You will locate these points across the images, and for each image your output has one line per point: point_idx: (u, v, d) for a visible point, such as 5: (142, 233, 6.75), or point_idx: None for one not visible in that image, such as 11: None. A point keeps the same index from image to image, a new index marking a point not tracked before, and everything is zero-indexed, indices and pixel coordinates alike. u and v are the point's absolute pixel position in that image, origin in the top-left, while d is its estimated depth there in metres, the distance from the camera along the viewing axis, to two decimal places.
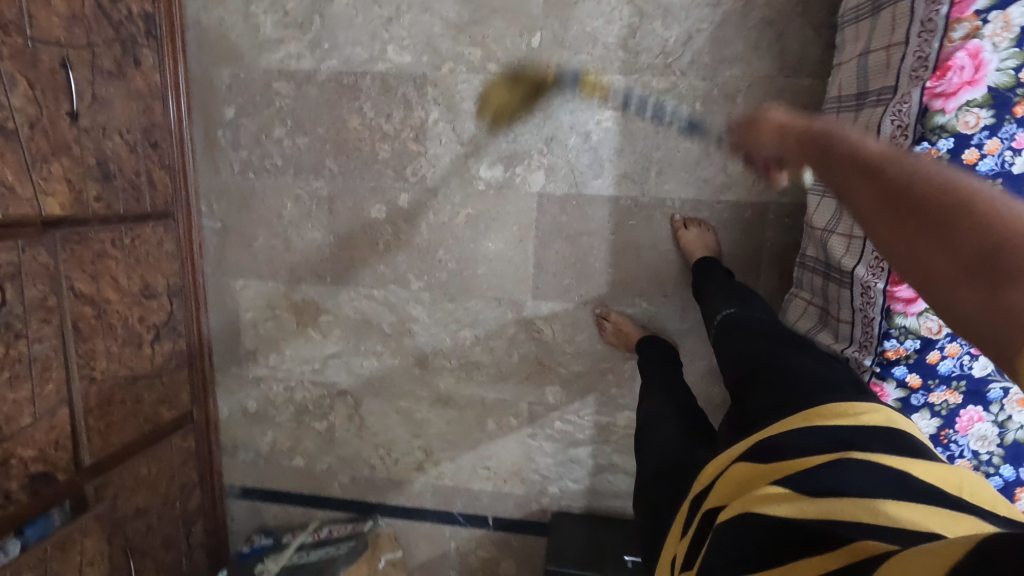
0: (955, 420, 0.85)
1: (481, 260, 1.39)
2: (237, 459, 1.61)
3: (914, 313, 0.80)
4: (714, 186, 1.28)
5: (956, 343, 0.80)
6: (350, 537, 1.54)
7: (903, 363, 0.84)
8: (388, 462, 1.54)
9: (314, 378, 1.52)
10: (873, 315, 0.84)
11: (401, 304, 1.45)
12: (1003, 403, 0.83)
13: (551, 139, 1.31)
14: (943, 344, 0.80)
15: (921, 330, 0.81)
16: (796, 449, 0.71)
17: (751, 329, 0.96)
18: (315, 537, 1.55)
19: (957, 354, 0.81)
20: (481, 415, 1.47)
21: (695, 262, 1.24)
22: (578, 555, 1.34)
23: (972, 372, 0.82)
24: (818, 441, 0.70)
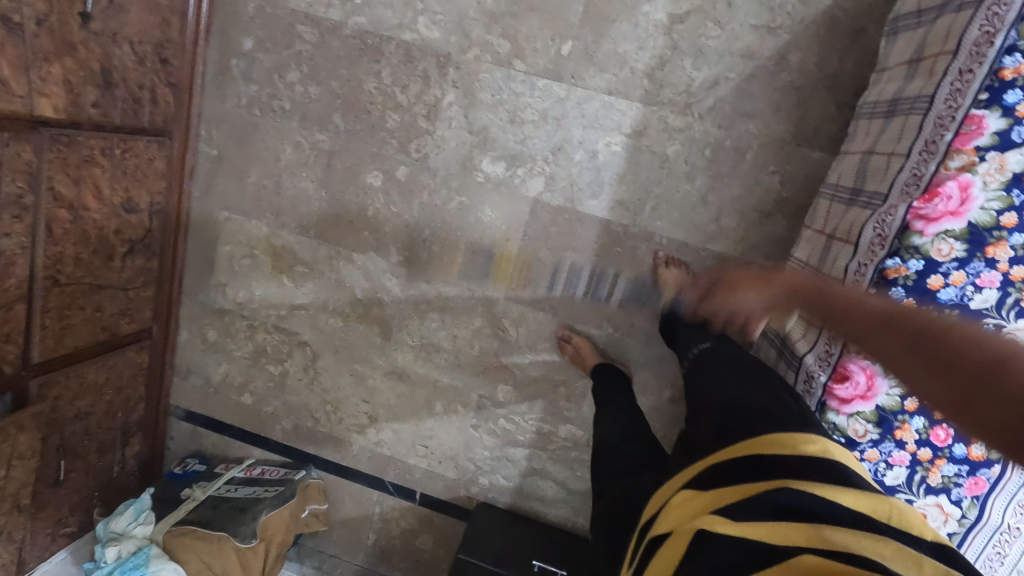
0: None
1: (465, 250, 1.41)
2: (188, 383, 1.63)
3: (845, 413, 0.87)
4: (704, 233, 1.29)
5: (875, 450, 0.86)
6: (280, 483, 1.46)
7: None
8: (332, 419, 1.58)
9: (278, 323, 1.54)
10: (810, 403, 0.90)
11: (377, 273, 1.46)
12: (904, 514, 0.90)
13: (559, 149, 1.31)
14: (864, 447, 0.87)
15: (847, 430, 0.87)
16: (739, 478, 0.76)
17: (709, 363, 1.00)
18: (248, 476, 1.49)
19: (875, 460, 0.87)
20: (431, 396, 1.51)
21: (665, 301, 1.25)
22: (490, 548, 1.39)
23: (884, 480, 0.88)
24: (759, 469, 0.76)
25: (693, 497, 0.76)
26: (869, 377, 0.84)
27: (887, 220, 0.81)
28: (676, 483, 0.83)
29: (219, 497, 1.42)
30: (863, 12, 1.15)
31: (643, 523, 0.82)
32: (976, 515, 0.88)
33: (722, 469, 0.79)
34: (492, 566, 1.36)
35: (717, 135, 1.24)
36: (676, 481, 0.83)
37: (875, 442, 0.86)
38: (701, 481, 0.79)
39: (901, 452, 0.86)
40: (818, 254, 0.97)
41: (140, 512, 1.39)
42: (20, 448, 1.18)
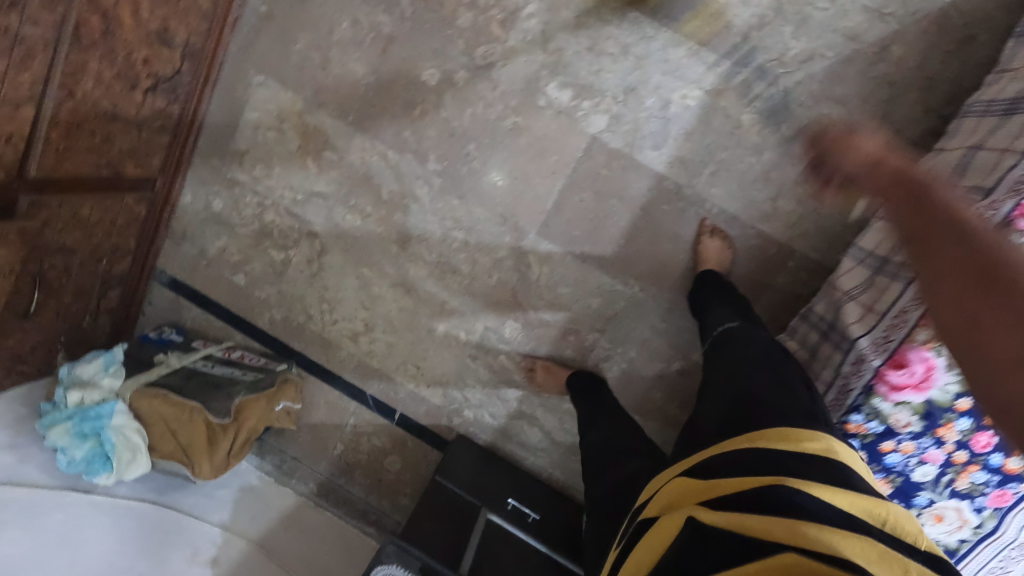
0: None
1: (508, 174, 1.34)
2: (180, 249, 1.53)
3: (892, 400, 0.85)
4: (757, 210, 1.26)
5: (912, 443, 0.86)
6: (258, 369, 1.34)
7: (858, 440, 0.91)
8: (326, 320, 1.51)
9: (292, 207, 1.45)
10: (853, 387, 0.89)
11: (410, 177, 1.38)
12: (921, 510, 0.92)
13: (631, 90, 1.25)
14: (902, 438, 0.87)
15: (889, 418, 0.87)
16: (733, 471, 0.78)
17: (714, 345, 1.05)
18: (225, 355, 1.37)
19: (908, 453, 0.87)
20: (434, 317, 1.45)
21: (702, 272, 1.24)
22: (463, 477, 1.34)
23: (910, 475, 0.89)
24: (754, 465, 0.77)
25: (685, 487, 0.80)
26: (927, 367, 0.82)
27: (987, 216, 0.84)
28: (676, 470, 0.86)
29: (195, 370, 1.32)
30: (977, 20, 1.11)
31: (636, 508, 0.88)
32: (991, 526, 0.90)
33: (719, 460, 0.81)
34: (463, 493, 1.30)
35: (796, 113, 1.20)
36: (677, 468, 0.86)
37: (915, 435, 0.86)
38: (696, 471, 0.82)
39: (937, 451, 0.86)
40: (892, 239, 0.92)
41: (110, 364, 1.25)
42: None
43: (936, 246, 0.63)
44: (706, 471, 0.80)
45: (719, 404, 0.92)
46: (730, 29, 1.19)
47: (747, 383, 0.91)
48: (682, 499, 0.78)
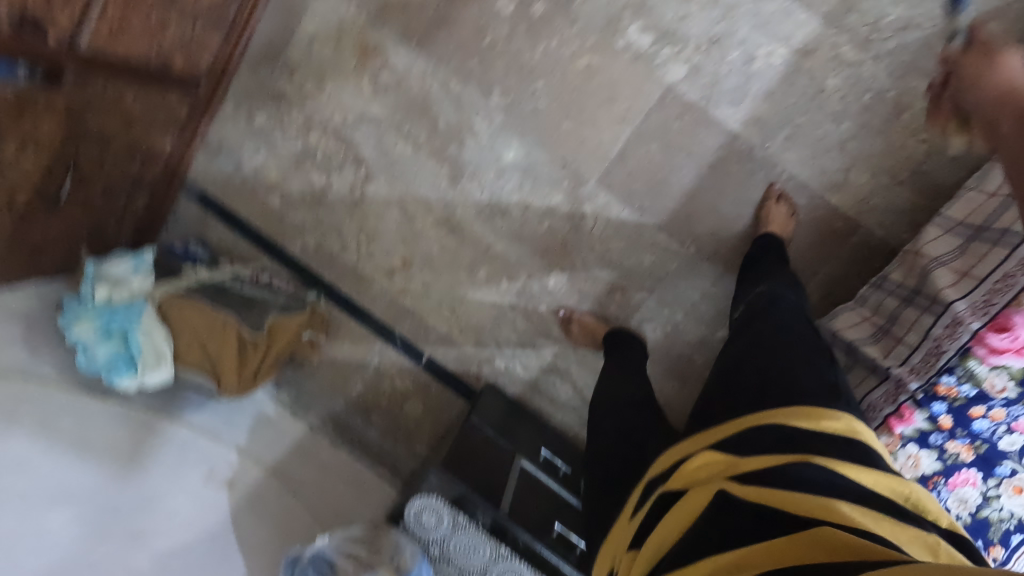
0: (952, 472, 0.95)
1: (574, 117, 1.28)
2: (214, 162, 1.45)
3: (990, 363, 0.92)
4: (827, 180, 1.23)
5: (1003, 409, 0.92)
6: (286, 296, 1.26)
7: (946, 402, 0.96)
8: (362, 252, 1.44)
9: (340, 129, 1.38)
10: (947, 348, 0.94)
11: (471, 108, 1.32)
12: (1002, 481, 0.93)
13: (716, 41, 1.20)
14: (995, 403, 0.92)
15: (983, 381, 0.93)
16: (763, 446, 0.78)
17: (740, 323, 1.07)
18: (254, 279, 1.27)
19: (996, 420, 0.93)
20: (477, 260, 1.40)
21: (759, 234, 1.21)
22: (498, 419, 1.18)
23: (996, 443, 0.93)
24: (784, 441, 0.78)
25: (716, 459, 0.79)
26: None
27: None
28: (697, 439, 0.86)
29: (220, 287, 1.22)
30: None
31: (652, 472, 0.87)
32: None
33: (747, 434, 0.81)
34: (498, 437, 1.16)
35: (882, 83, 1.17)
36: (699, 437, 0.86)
37: (1006, 401, 0.92)
38: (723, 443, 0.82)
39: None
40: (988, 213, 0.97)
41: (139, 267, 1.17)
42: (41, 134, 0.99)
43: None
44: (736, 444, 0.80)
45: (739, 376, 0.94)
46: None
47: (775, 355, 0.94)
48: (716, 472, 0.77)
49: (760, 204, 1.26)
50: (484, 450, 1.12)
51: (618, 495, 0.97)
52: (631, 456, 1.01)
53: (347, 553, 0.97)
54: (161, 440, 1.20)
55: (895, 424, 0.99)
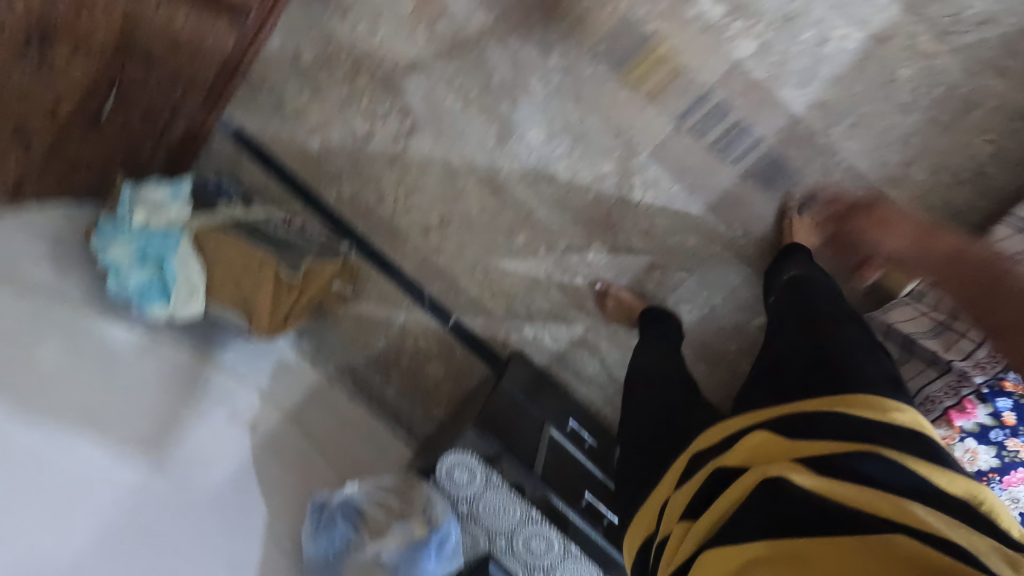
0: (1006, 470, 0.97)
1: (634, 85, 1.25)
2: (255, 99, 1.41)
3: None
4: (886, 173, 1.21)
5: None
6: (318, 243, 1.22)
7: (1010, 398, 0.97)
8: (399, 206, 1.41)
9: (389, 76, 1.34)
10: None
11: (528, 66, 1.27)
12: None
13: (791, 19, 1.16)
14: None
15: None
16: (820, 432, 0.72)
17: (777, 310, 1.04)
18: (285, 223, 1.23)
19: None
20: (516, 225, 1.37)
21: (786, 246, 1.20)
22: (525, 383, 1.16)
23: None
24: (842, 429, 0.72)
25: (767, 441, 0.74)
26: None
27: None
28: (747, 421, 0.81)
29: (254, 226, 1.17)
30: None
31: (697, 449, 0.83)
32: None
33: (801, 420, 0.76)
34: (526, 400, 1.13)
35: (956, 79, 1.14)
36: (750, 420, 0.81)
37: None
38: (777, 426, 0.76)
39: None
40: None
41: (178, 196, 1.13)
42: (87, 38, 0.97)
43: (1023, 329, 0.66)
44: (789, 428, 0.75)
45: (785, 361, 0.91)
46: None
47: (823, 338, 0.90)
48: (765, 455, 0.72)
49: (781, 219, 1.27)
50: (513, 412, 1.09)
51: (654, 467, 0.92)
52: (664, 431, 0.98)
53: (376, 502, 1.02)
54: (168, 372, 1.14)
55: (955, 417, 0.99)
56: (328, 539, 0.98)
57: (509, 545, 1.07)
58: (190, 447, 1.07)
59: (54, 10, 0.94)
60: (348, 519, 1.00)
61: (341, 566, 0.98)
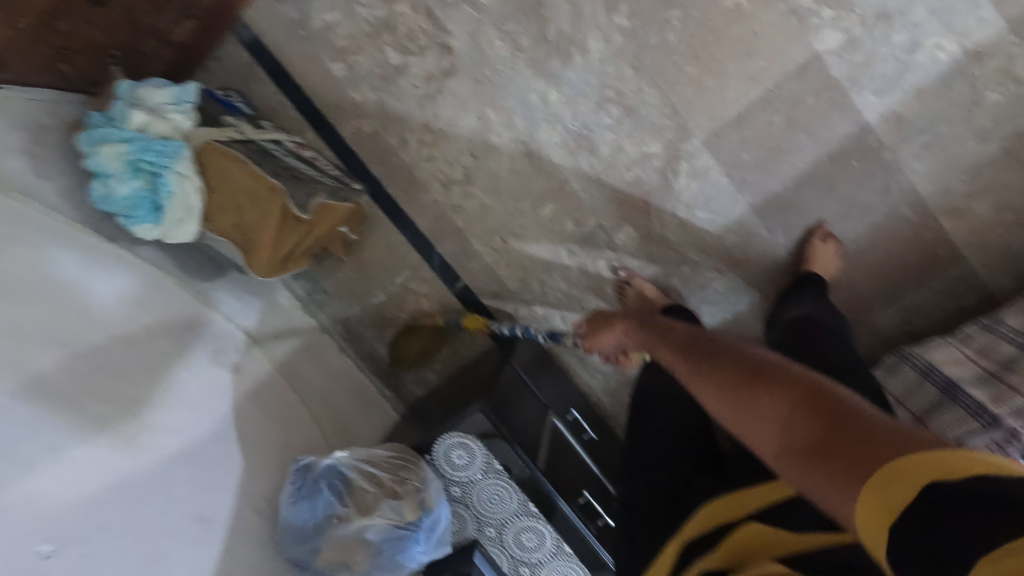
0: None
1: (701, 63, 1.14)
2: (278, 7, 1.25)
3: None
4: (948, 203, 1.12)
5: None
6: (331, 177, 1.10)
7: None
8: (422, 153, 1.29)
9: (434, 6, 1.20)
10: None
11: (589, 21, 1.15)
12: None
13: (885, 17, 1.06)
14: None
15: None
16: (811, 522, 0.67)
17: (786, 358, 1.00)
18: (295, 150, 1.12)
19: None
20: (546, 195, 1.26)
21: (807, 271, 1.14)
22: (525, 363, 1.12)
23: None
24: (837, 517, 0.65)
25: (750, 534, 0.69)
26: None
27: None
28: (739, 509, 0.75)
29: (263, 147, 1.06)
30: None
31: (691, 533, 0.77)
32: None
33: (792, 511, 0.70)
34: (524, 379, 1.09)
35: None
36: (745, 504, 0.75)
37: None
38: (767, 516, 0.71)
39: None
40: None
41: (183, 101, 1.01)
42: None
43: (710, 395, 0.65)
44: (780, 516, 0.70)
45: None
46: None
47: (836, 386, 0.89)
48: (748, 550, 0.68)
49: (806, 240, 1.19)
50: (514, 392, 1.04)
51: (651, 490, 0.89)
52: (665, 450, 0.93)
53: (364, 472, 0.97)
54: (139, 290, 1.00)
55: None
56: (309, 505, 0.93)
57: (497, 535, 1.02)
58: (175, 386, 0.96)
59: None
60: (333, 488, 0.94)
61: (319, 536, 0.92)
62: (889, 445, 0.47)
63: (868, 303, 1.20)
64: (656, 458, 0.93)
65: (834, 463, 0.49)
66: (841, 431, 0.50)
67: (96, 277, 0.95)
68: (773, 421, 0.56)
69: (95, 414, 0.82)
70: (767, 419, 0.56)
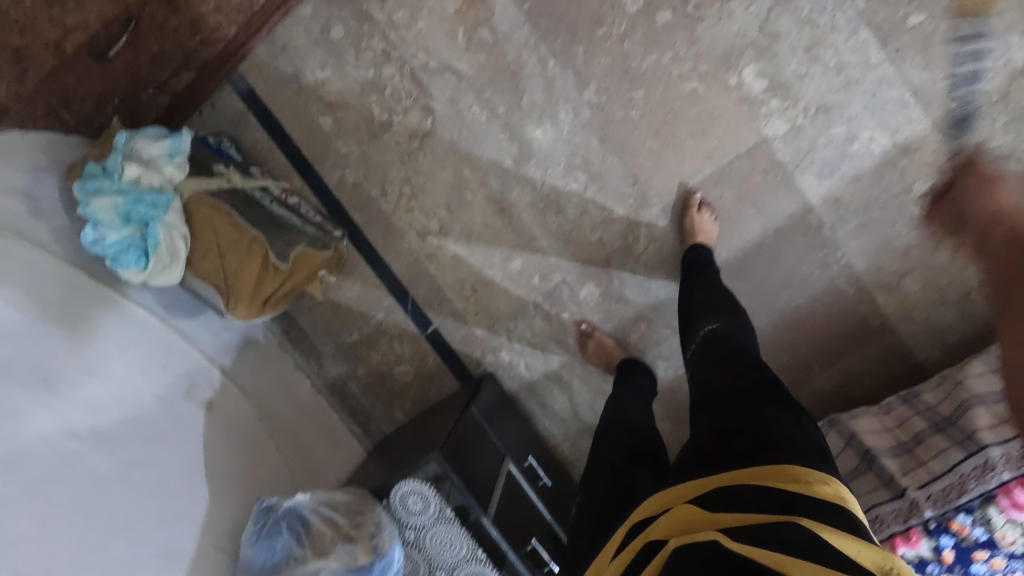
0: None
1: (661, 139, 1.24)
2: (272, 62, 1.33)
3: (1008, 516, 0.92)
4: (881, 279, 1.22)
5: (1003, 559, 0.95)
6: (314, 227, 1.18)
7: (954, 538, 0.95)
8: (401, 203, 1.37)
9: (419, 71, 1.29)
10: (971, 489, 0.92)
11: (561, 95, 1.25)
12: None
13: (826, 108, 1.17)
14: (999, 551, 0.94)
15: (996, 530, 0.93)
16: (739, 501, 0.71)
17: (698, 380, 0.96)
18: (281, 197, 1.20)
19: (995, 565, 0.96)
20: (515, 249, 1.35)
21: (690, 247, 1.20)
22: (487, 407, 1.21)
23: None
24: (760, 501, 0.70)
25: (687, 512, 0.72)
26: None
27: None
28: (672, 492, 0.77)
29: (251, 200, 1.13)
30: None
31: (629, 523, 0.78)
32: None
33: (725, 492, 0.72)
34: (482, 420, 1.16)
35: None
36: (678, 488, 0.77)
37: (1010, 552, 0.94)
38: (700, 496, 0.74)
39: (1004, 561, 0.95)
40: None
41: (176, 152, 1.06)
42: None
43: None
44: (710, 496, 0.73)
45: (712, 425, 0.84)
46: (948, 95, 1.13)
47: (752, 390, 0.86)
48: (685, 526, 0.70)
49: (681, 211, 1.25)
50: (470, 436, 1.11)
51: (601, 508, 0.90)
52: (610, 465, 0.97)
53: (323, 516, 1.02)
54: (115, 321, 1.06)
55: (900, 544, 0.97)
56: (268, 544, 0.99)
57: None
58: (144, 421, 1.00)
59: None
60: (292, 528, 1.00)
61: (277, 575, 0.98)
62: None
63: (809, 363, 1.29)
64: (615, 478, 0.93)
65: None
66: None
67: (76, 314, 1.00)
68: None
69: (65, 452, 0.86)
70: None
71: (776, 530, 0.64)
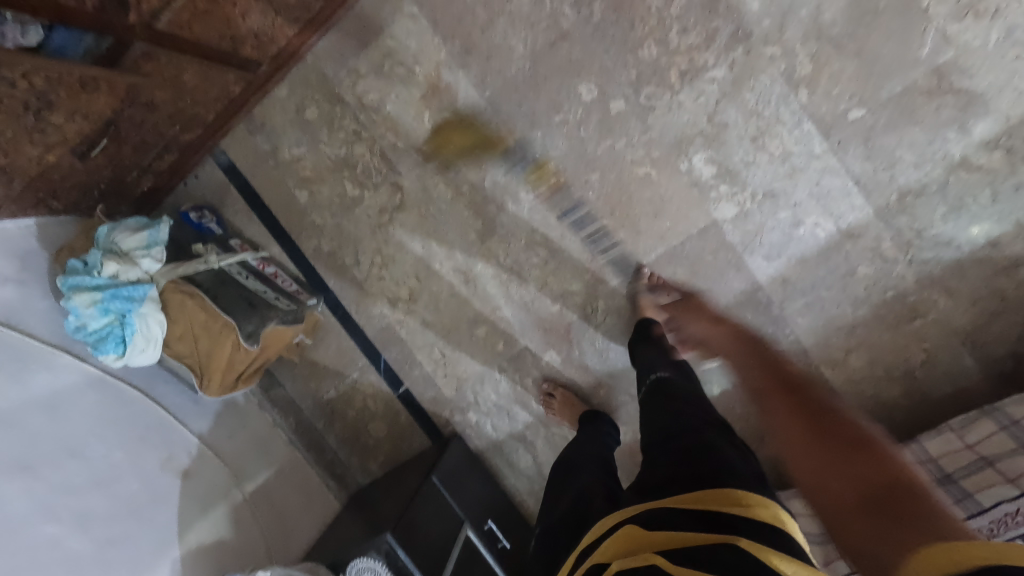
0: None
1: (616, 220, 1.29)
2: (251, 139, 1.41)
3: None
4: (829, 355, 1.27)
5: None
6: (290, 298, 1.26)
7: None
8: (373, 271, 1.43)
9: (388, 150, 1.36)
10: None
11: (521, 176, 1.31)
12: None
13: (772, 196, 1.22)
14: None
15: None
16: (679, 523, 0.69)
17: (643, 415, 1.00)
18: (259, 269, 1.29)
19: None
20: (480, 318, 1.41)
21: (642, 319, 1.24)
22: (450, 471, 1.32)
23: None
24: (700, 523, 0.68)
25: (627, 533, 0.70)
26: None
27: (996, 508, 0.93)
28: (621, 516, 0.77)
29: (229, 278, 1.22)
30: None
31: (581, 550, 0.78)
32: None
33: (665, 515, 0.71)
34: (444, 488, 1.28)
35: (908, 286, 1.21)
36: (623, 514, 0.76)
37: None
38: (642, 518, 0.73)
39: None
40: (961, 465, 1.03)
41: (154, 242, 1.16)
42: (92, 107, 1.03)
43: (784, 418, 0.69)
44: (652, 518, 0.72)
45: None
46: (888, 186, 1.17)
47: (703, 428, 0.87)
48: (626, 549, 0.68)
49: (635, 287, 1.31)
50: (430, 503, 1.22)
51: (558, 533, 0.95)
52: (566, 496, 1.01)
53: None
54: (81, 390, 1.13)
55: None
56: None
57: None
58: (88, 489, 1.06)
59: (52, 90, 0.94)
60: None
61: None
62: (949, 533, 0.48)
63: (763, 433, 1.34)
64: (564, 516, 0.96)
65: (898, 521, 0.51)
66: (909, 501, 0.53)
67: (46, 383, 1.08)
68: (836, 466, 0.59)
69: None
70: (827, 459, 0.60)
71: (708, 549, 0.63)
